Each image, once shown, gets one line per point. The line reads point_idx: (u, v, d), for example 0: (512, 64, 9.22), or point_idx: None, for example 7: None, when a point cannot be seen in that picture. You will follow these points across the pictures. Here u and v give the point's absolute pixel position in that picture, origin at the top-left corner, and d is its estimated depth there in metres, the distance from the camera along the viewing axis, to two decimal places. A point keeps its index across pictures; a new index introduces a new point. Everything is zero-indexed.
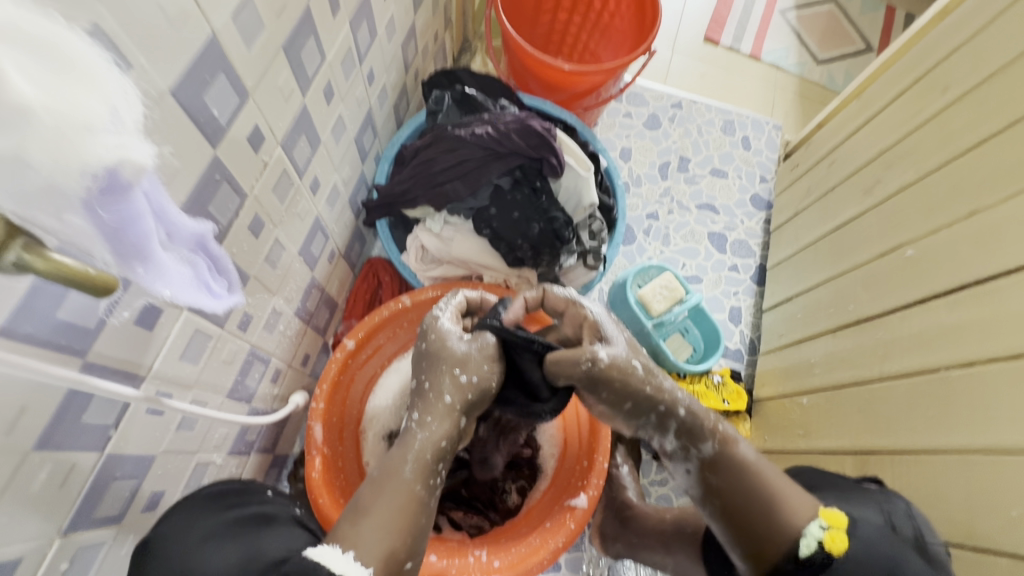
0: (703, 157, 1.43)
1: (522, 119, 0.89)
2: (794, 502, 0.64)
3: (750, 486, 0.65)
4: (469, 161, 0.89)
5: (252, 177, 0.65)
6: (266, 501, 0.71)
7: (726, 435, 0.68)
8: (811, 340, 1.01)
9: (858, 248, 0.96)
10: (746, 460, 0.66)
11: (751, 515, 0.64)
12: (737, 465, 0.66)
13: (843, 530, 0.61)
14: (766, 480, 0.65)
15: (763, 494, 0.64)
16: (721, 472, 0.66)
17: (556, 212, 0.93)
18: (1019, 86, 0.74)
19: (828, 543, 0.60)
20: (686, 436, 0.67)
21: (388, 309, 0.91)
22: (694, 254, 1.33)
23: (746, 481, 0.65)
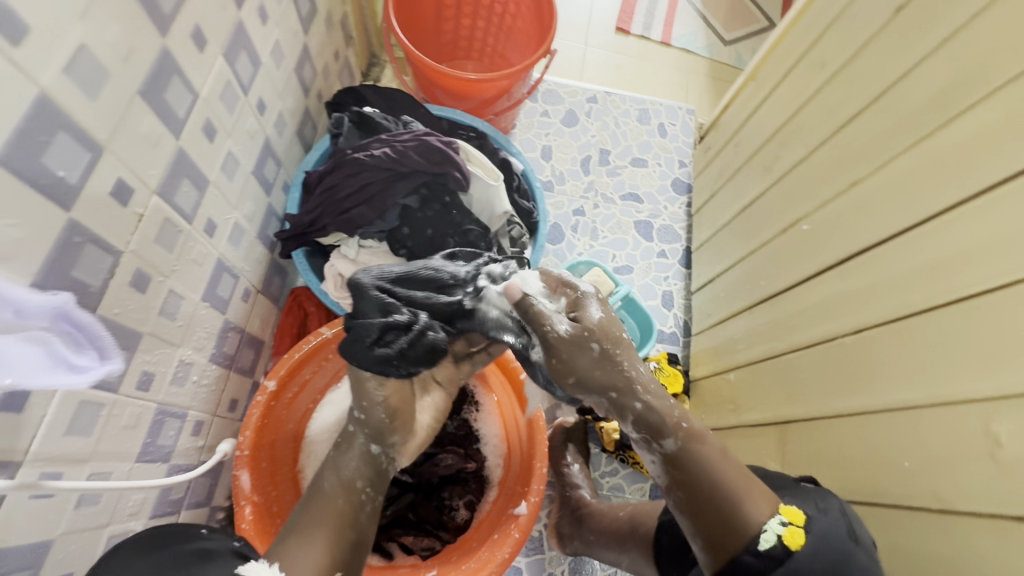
0: (622, 148, 1.45)
1: (419, 136, 0.87)
2: (757, 499, 0.64)
3: (717, 482, 0.65)
4: (372, 184, 0.87)
5: (126, 232, 0.62)
6: (202, 538, 0.59)
7: (690, 434, 0.69)
8: (733, 318, 1.04)
9: (764, 225, 0.99)
10: (708, 454, 0.67)
11: (704, 505, 0.64)
12: (700, 461, 0.67)
13: (801, 526, 0.61)
14: (730, 481, 0.65)
15: (723, 488, 0.65)
16: (687, 464, 0.67)
17: (469, 224, 0.92)
18: (881, 60, 0.78)
19: (788, 538, 0.61)
20: (646, 427, 0.69)
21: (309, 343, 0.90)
22: (622, 244, 1.35)
23: (711, 479, 0.65)
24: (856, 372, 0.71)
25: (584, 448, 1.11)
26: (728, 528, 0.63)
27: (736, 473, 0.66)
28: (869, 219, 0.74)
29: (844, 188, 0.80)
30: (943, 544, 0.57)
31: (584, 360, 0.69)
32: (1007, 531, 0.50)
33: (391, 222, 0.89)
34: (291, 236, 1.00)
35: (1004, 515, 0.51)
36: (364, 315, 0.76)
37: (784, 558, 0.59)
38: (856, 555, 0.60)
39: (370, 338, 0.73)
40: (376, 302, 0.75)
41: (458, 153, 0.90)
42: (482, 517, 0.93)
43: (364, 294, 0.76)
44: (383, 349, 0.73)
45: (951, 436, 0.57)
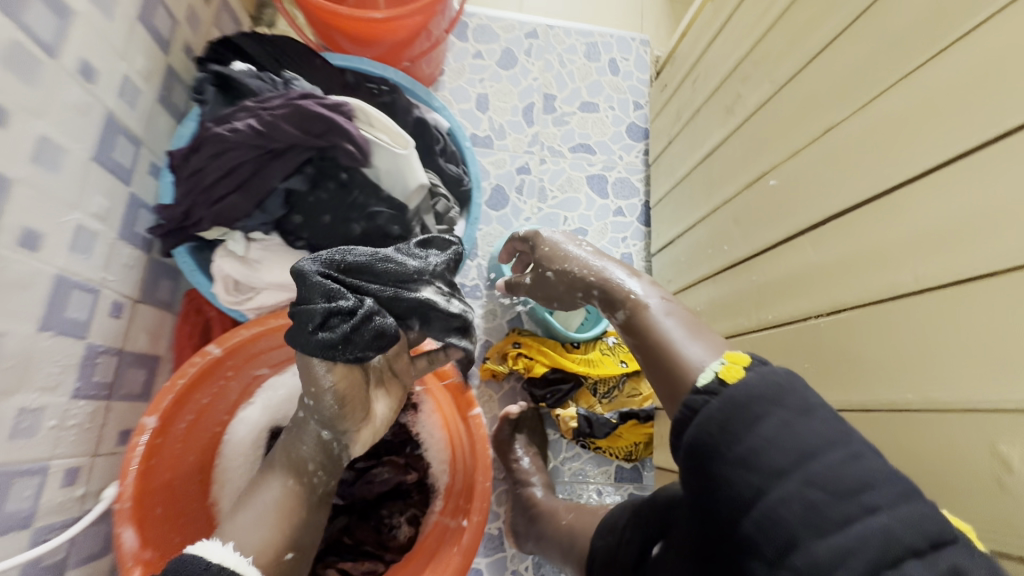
0: (569, 91, 1.27)
1: (292, 100, 0.68)
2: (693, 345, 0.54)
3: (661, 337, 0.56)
4: (241, 165, 0.68)
5: None
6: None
7: (641, 298, 0.61)
8: (695, 286, 0.93)
9: (727, 178, 0.86)
10: (662, 313, 0.58)
11: (656, 370, 0.55)
12: (646, 320, 0.58)
13: (741, 362, 0.48)
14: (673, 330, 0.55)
15: (663, 340, 0.55)
16: (641, 329, 0.59)
17: (376, 207, 0.76)
18: None
19: (722, 373, 0.49)
20: (604, 302, 0.65)
21: (194, 366, 0.74)
22: (575, 205, 1.20)
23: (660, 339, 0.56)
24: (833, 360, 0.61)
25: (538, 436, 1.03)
26: (674, 381, 0.52)
27: (684, 328, 0.56)
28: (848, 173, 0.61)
29: (817, 134, 0.66)
30: None
31: (551, 280, 0.72)
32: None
33: (274, 212, 0.71)
34: (166, 231, 0.82)
35: None
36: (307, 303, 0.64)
37: (718, 391, 0.48)
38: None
39: (313, 323, 0.62)
40: (319, 287, 0.63)
41: (349, 117, 0.71)
42: (424, 535, 0.83)
43: (307, 282, 0.64)
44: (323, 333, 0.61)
45: None
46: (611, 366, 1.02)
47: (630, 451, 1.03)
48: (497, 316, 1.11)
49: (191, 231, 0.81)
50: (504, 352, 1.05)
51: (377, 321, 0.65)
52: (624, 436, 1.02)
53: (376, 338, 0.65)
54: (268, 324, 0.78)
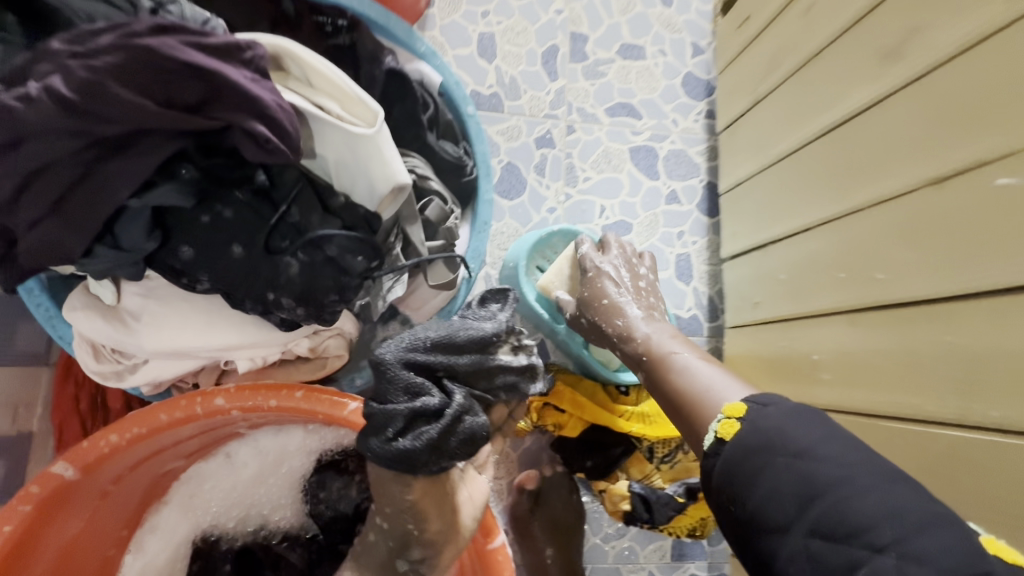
0: (605, 28, 0.92)
1: (128, 37, 0.35)
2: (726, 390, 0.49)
3: (688, 384, 0.52)
4: (53, 169, 0.36)
5: None
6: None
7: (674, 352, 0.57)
8: (809, 321, 0.65)
9: (882, 168, 0.55)
10: (686, 360, 0.55)
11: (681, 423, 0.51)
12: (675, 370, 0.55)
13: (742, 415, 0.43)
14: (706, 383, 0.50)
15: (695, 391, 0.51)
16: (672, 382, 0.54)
17: (325, 228, 0.46)
18: None
19: (721, 430, 0.44)
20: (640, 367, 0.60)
21: (26, 505, 0.45)
22: (615, 189, 0.89)
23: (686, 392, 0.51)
24: None
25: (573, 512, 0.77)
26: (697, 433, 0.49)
27: (716, 375, 0.51)
28: None
29: None
30: None
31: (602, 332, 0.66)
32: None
33: (140, 245, 0.41)
34: None
35: None
36: (383, 399, 0.45)
37: (719, 454, 0.43)
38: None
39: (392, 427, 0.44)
40: (400, 381, 0.43)
41: (254, 74, 0.39)
42: None
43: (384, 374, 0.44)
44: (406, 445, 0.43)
45: None
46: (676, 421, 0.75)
47: (693, 528, 0.75)
48: None
49: (35, 269, 0.48)
50: None
51: (470, 425, 0.45)
52: (691, 513, 0.75)
53: (468, 447, 0.46)
54: (154, 424, 0.48)
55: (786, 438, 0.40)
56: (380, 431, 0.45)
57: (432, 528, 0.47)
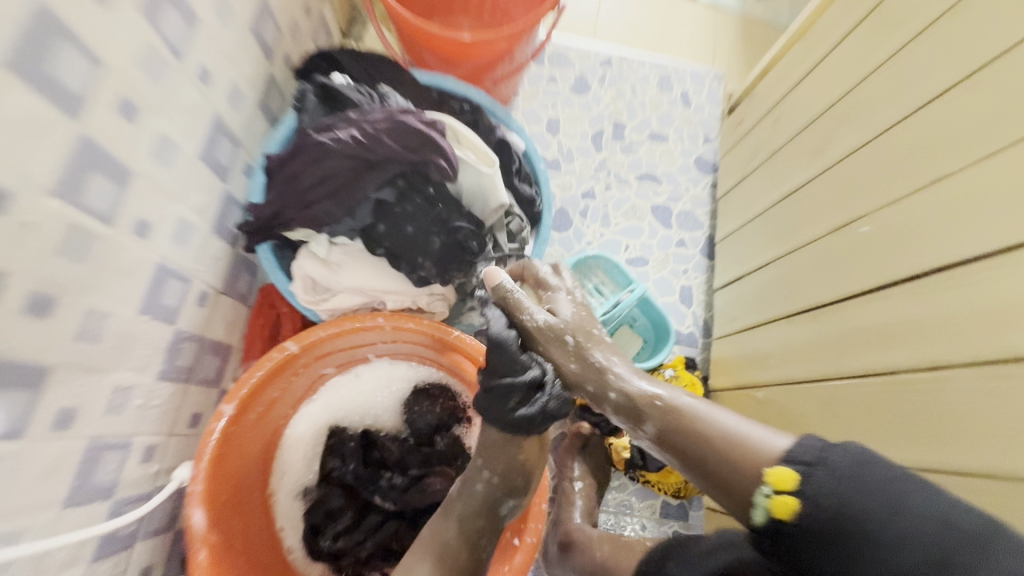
0: (640, 120, 1.27)
1: (393, 113, 0.71)
2: (751, 439, 0.57)
3: (715, 442, 0.58)
4: (337, 174, 0.71)
5: (10, 247, 0.48)
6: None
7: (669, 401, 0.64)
8: (764, 326, 0.91)
9: (808, 222, 0.84)
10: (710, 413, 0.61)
11: (721, 488, 0.57)
12: (687, 433, 0.61)
13: (790, 487, 0.51)
14: (718, 420, 0.59)
15: (712, 427, 0.60)
16: (676, 430, 0.62)
17: (457, 222, 0.78)
18: (985, 16, 0.60)
19: (776, 507, 0.51)
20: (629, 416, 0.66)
21: (272, 360, 0.77)
22: (637, 233, 1.20)
23: (701, 438, 0.60)
24: (939, 421, 0.58)
25: (597, 457, 0.99)
26: (724, 467, 0.57)
27: (733, 417, 0.60)
28: (960, 223, 0.59)
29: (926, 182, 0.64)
30: None
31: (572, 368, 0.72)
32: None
33: (363, 219, 0.74)
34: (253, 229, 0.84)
35: None
36: (496, 373, 0.69)
37: (775, 530, 0.51)
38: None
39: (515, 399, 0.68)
40: (514, 358, 0.68)
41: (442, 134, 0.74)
42: None
43: (514, 360, 0.68)
44: (531, 412, 0.67)
45: None
46: None
47: (678, 488, 1.00)
48: None
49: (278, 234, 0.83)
50: None
51: (560, 388, 0.70)
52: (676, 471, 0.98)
53: (564, 407, 0.70)
54: (344, 327, 0.79)
55: (841, 499, 0.48)
56: (505, 401, 0.68)
57: (517, 481, 0.70)
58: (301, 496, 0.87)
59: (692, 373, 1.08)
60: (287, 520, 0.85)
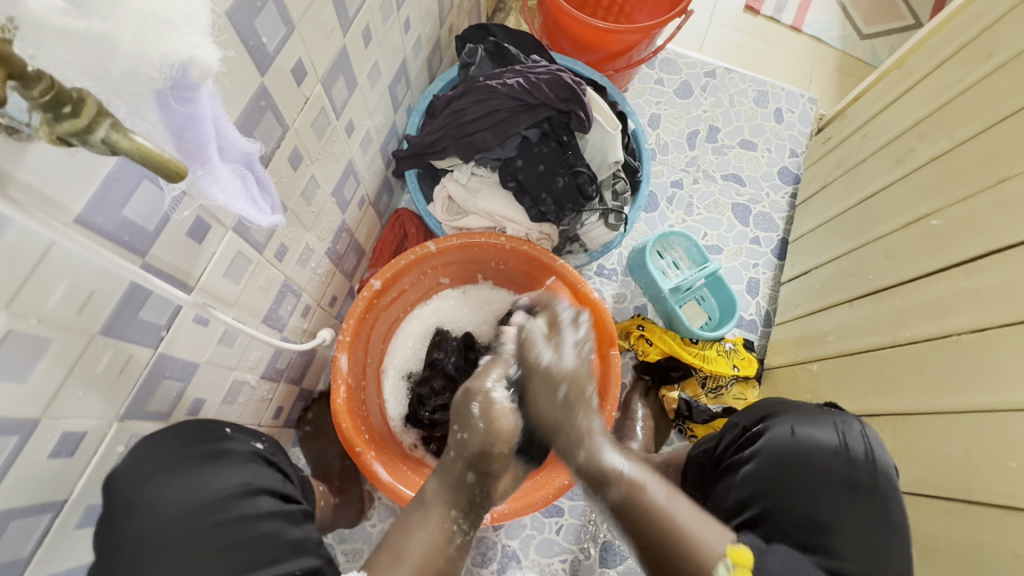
0: (733, 127, 1.41)
1: (553, 71, 0.92)
2: (707, 532, 0.62)
3: (671, 524, 0.62)
4: (498, 112, 0.91)
5: (294, 110, 0.68)
6: (226, 439, 0.67)
7: (634, 476, 0.67)
8: (826, 310, 1.02)
9: (881, 220, 0.96)
10: (659, 495, 0.65)
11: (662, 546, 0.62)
12: (645, 504, 0.64)
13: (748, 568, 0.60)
14: (681, 518, 0.63)
15: (672, 518, 0.63)
16: (641, 508, 0.64)
17: (581, 167, 0.95)
18: None
19: None
20: (594, 478, 0.69)
21: (413, 254, 0.96)
22: (716, 224, 1.33)
23: (661, 521, 0.63)
24: (967, 373, 0.69)
25: (655, 406, 1.14)
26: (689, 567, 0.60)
27: (688, 506, 0.65)
28: (1018, 214, 0.69)
29: (992, 183, 0.75)
30: None
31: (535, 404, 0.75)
32: None
33: (509, 150, 0.95)
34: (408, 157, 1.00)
35: None
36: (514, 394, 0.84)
37: None
38: (882, 483, 0.69)
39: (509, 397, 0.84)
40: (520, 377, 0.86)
41: (585, 95, 0.93)
42: None
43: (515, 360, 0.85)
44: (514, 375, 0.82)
45: None
46: (725, 366, 1.12)
47: None
48: (625, 300, 1.25)
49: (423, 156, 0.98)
50: (627, 331, 1.18)
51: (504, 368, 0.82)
52: None
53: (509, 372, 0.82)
54: (474, 241, 0.97)
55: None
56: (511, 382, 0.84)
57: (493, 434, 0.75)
58: (404, 378, 1.04)
59: (750, 351, 1.18)
60: (393, 396, 1.02)
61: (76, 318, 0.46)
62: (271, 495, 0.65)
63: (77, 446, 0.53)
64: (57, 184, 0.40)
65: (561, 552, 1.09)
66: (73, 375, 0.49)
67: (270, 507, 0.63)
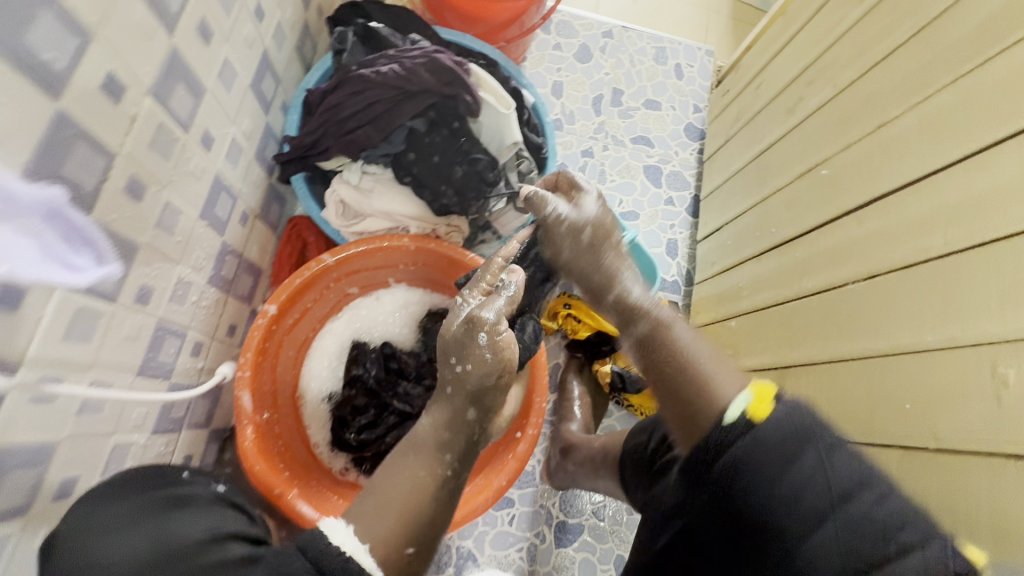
0: (636, 88, 1.38)
1: (429, 53, 0.83)
2: (722, 380, 0.55)
3: (683, 354, 0.59)
4: (377, 104, 0.83)
5: (120, 131, 0.58)
6: (183, 483, 0.59)
7: (666, 318, 0.63)
8: (739, 266, 1.03)
9: (779, 172, 0.97)
10: (683, 337, 0.60)
11: (677, 385, 0.57)
12: (671, 360, 0.59)
13: (769, 398, 0.51)
14: (693, 359, 0.58)
15: (688, 353, 0.58)
16: (653, 346, 0.61)
17: (478, 154, 0.89)
18: None
19: (751, 410, 0.51)
20: (623, 315, 0.67)
21: (310, 271, 0.87)
22: (630, 189, 1.32)
23: (681, 359, 0.58)
24: (864, 319, 0.72)
25: (590, 382, 1.14)
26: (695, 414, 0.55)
27: (707, 348, 0.60)
28: (900, 160, 0.71)
29: (871, 131, 0.77)
30: (930, 477, 0.60)
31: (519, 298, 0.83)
32: (989, 462, 0.55)
33: (399, 145, 0.84)
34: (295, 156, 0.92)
35: (1000, 453, 0.53)
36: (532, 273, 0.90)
37: (746, 429, 0.50)
38: None
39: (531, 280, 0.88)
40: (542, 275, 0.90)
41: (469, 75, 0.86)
42: None
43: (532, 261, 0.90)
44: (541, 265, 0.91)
45: (958, 377, 0.59)
46: None
47: None
48: None
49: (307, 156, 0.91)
50: (554, 312, 1.13)
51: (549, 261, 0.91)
52: None
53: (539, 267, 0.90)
54: (375, 246, 0.90)
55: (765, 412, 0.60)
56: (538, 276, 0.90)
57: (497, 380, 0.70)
58: (326, 401, 0.96)
59: None
60: (316, 422, 0.95)
61: None
62: (240, 539, 0.54)
63: None
64: None
65: (517, 542, 1.09)
66: None
67: (244, 551, 0.53)
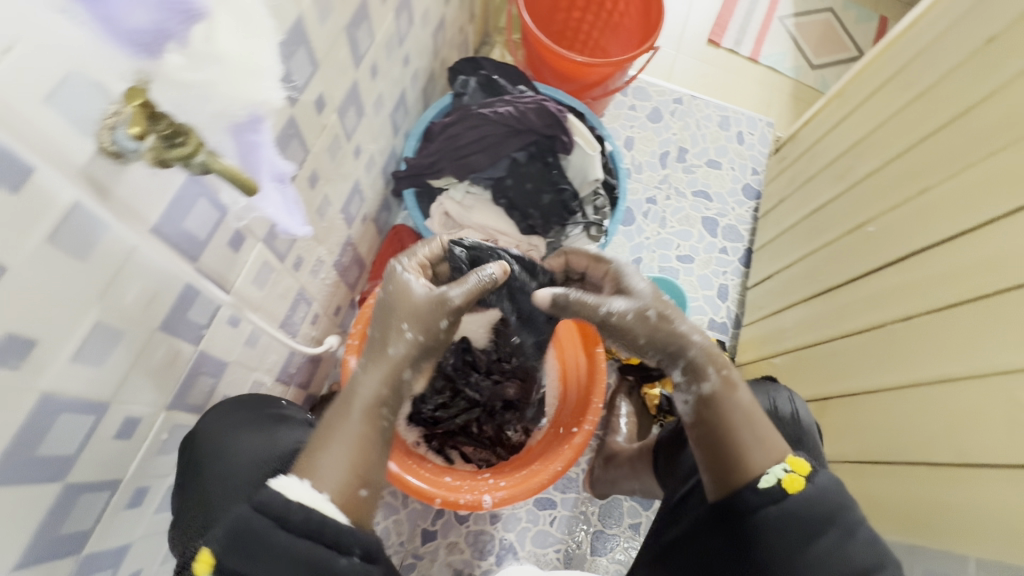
0: (700, 148, 1.55)
1: (538, 101, 1.04)
2: (773, 442, 0.68)
3: (736, 440, 0.67)
4: (491, 136, 1.03)
5: (314, 136, 0.77)
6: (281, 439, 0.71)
7: (731, 378, 0.71)
8: (787, 309, 1.16)
9: (829, 228, 1.11)
10: (737, 399, 0.70)
11: (720, 444, 0.68)
12: (723, 421, 0.68)
13: (803, 476, 0.64)
14: (756, 426, 0.68)
15: (731, 426, 0.68)
16: (711, 407, 0.69)
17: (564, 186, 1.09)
18: (987, 70, 0.85)
19: (786, 482, 0.64)
20: (691, 369, 0.71)
21: None
22: (688, 236, 1.45)
23: (726, 421, 0.68)
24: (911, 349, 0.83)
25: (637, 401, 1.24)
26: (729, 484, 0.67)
27: (748, 396, 0.70)
28: (941, 219, 0.84)
29: (913, 195, 0.92)
30: (990, 492, 0.68)
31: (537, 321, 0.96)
32: None
33: (500, 170, 1.06)
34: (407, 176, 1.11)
35: None
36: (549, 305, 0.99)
37: (780, 497, 0.63)
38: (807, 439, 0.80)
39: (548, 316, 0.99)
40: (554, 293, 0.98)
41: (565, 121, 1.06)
42: (535, 442, 1.08)
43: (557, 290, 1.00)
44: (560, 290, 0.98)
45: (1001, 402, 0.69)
46: None
47: None
48: None
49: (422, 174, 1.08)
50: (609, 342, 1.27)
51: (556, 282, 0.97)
52: None
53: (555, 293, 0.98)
54: None
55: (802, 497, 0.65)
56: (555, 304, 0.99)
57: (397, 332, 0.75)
58: None
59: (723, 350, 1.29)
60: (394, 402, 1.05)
61: (143, 315, 0.54)
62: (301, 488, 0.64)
63: (134, 430, 0.60)
64: (144, 200, 0.48)
65: (556, 542, 1.16)
66: (136, 367, 0.56)
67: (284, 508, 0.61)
